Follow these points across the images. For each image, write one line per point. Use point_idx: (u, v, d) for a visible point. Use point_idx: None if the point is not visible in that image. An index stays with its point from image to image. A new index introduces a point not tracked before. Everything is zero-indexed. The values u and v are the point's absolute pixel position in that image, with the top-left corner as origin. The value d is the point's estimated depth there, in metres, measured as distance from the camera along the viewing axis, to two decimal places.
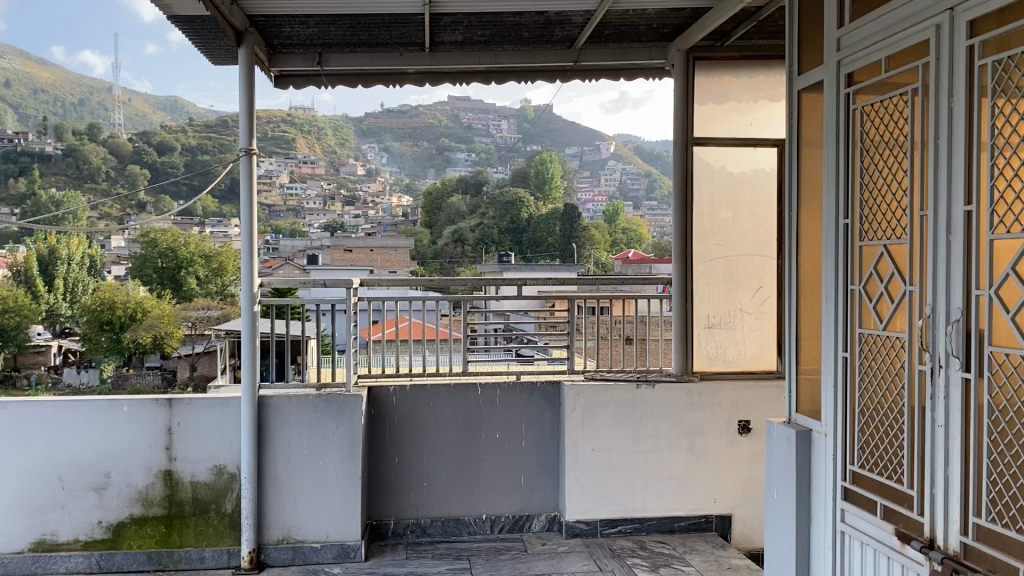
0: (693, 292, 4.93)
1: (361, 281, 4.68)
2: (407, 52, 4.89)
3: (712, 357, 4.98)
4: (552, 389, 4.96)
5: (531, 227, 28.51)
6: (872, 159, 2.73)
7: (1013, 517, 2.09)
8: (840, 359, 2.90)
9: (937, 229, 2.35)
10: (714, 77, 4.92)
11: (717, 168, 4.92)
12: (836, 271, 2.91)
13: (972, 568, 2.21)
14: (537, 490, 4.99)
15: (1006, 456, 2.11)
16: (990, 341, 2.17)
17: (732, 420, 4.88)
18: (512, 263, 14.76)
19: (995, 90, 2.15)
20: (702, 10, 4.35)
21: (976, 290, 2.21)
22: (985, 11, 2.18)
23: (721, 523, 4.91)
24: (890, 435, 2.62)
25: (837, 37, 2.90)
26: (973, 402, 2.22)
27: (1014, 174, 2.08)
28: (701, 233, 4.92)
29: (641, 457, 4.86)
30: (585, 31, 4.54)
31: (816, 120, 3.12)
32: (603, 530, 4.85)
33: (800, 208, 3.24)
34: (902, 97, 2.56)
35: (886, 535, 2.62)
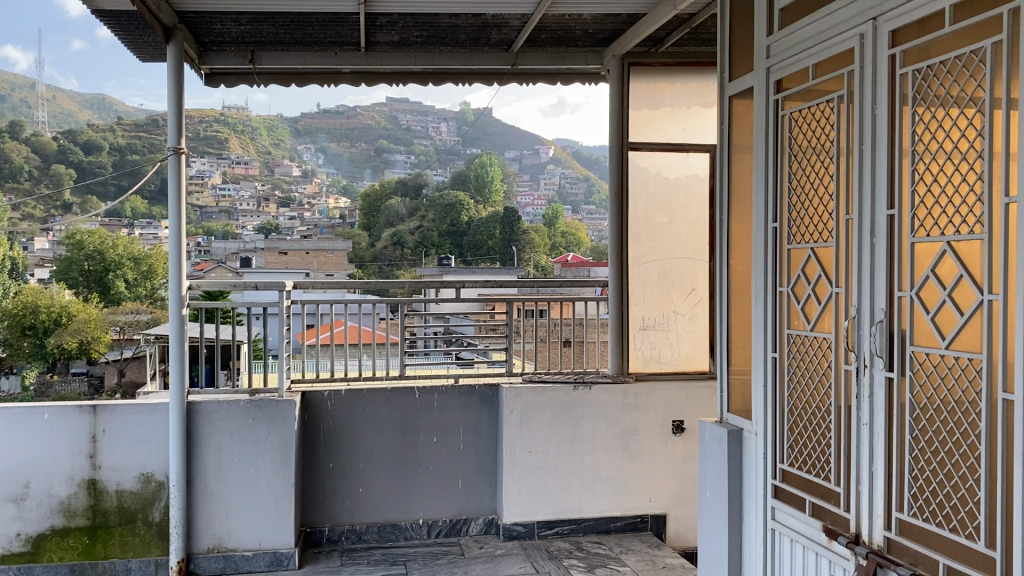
0: (629, 294, 4.98)
1: (295, 284, 4.59)
2: (343, 52, 4.83)
3: (647, 358, 5.03)
4: (490, 391, 4.96)
5: (469, 231, 28.44)
6: (800, 165, 2.80)
7: (934, 512, 2.16)
8: (769, 359, 2.96)
9: (862, 233, 2.42)
10: (649, 83, 4.99)
11: (652, 173, 4.98)
12: (766, 273, 2.98)
13: (895, 561, 2.28)
14: (474, 494, 4.98)
15: (926, 452, 2.18)
16: (911, 341, 2.24)
17: (667, 420, 4.95)
18: (451, 267, 14.63)
19: (915, 98, 2.22)
20: (638, 16, 4.40)
21: (898, 292, 2.28)
22: (906, 21, 2.25)
23: (656, 523, 4.97)
24: (817, 434, 2.68)
25: (766, 44, 2.97)
26: (895, 401, 2.29)
27: (934, 180, 2.15)
28: (636, 236, 4.98)
29: (578, 458, 4.88)
30: (522, 35, 4.56)
31: (746, 126, 3.18)
32: (540, 532, 4.87)
33: (730, 211, 3.30)
34: (829, 104, 2.62)
35: (814, 532, 2.69)
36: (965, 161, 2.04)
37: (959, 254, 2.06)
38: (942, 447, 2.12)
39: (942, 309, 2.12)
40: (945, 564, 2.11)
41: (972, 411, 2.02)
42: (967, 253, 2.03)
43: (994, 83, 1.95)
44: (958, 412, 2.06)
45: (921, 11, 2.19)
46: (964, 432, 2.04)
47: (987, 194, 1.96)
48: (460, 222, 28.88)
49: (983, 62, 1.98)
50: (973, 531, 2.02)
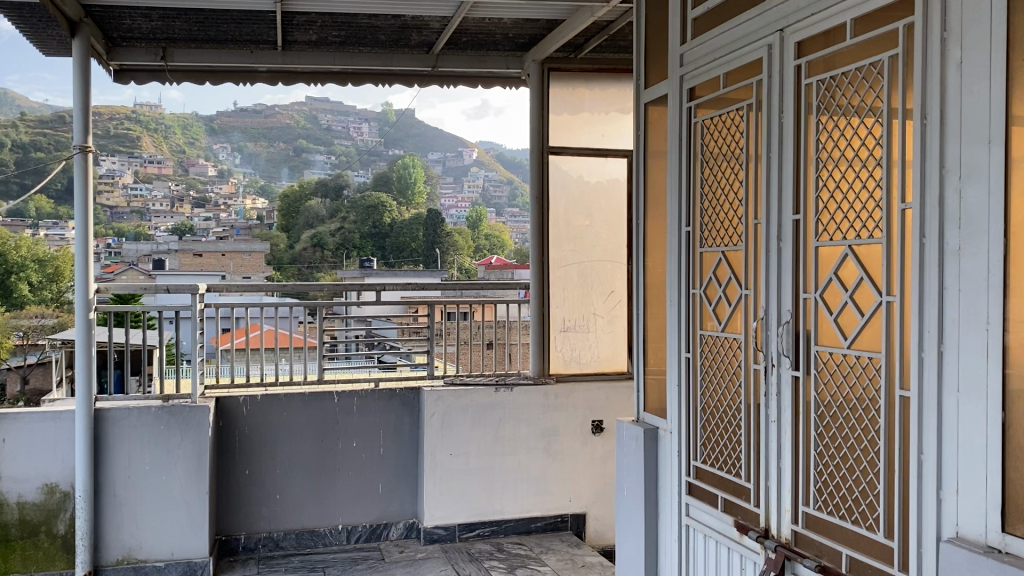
0: (549, 296, 5.03)
1: (210, 287, 4.48)
2: (260, 51, 4.75)
3: (567, 359, 5.09)
4: (411, 395, 4.93)
5: (392, 232, 28.05)
6: (711, 170, 2.88)
7: (836, 505, 2.25)
8: (683, 360, 3.04)
9: (770, 238, 2.51)
10: (569, 88, 5.04)
11: (572, 177, 5.04)
12: (679, 276, 3.06)
13: (801, 553, 2.37)
14: (394, 498, 4.94)
15: (829, 447, 2.27)
16: (816, 341, 2.33)
17: (586, 420, 5.02)
18: (373, 268, 14.33)
19: (819, 107, 2.31)
20: (557, 21, 4.47)
21: (804, 294, 2.38)
22: (811, 33, 2.34)
23: (576, 522, 5.03)
24: (728, 432, 2.77)
25: (680, 53, 3.05)
26: (801, 399, 2.38)
27: (837, 187, 2.25)
28: (557, 239, 5.03)
29: (499, 460, 4.91)
30: (442, 37, 4.56)
31: (661, 132, 3.26)
32: (461, 534, 4.87)
33: (646, 215, 3.38)
34: (738, 112, 2.71)
35: (725, 527, 2.77)
36: (865, 168, 2.14)
37: (859, 257, 2.15)
38: (844, 443, 2.22)
39: (844, 310, 2.21)
40: (848, 555, 2.20)
41: (872, 408, 2.11)
42: (866, 256, 2.13)
43: (891, 94, 2.04)
44: (860, 409, 2.15)
45: (825, 24, 2.28)
46: (865, 428, 2.13)
47: (885, 200, 2.05)
48: (382, 224, 28.45)
49: (881, 74, 2.08)
50: (873, 522, 2.11)
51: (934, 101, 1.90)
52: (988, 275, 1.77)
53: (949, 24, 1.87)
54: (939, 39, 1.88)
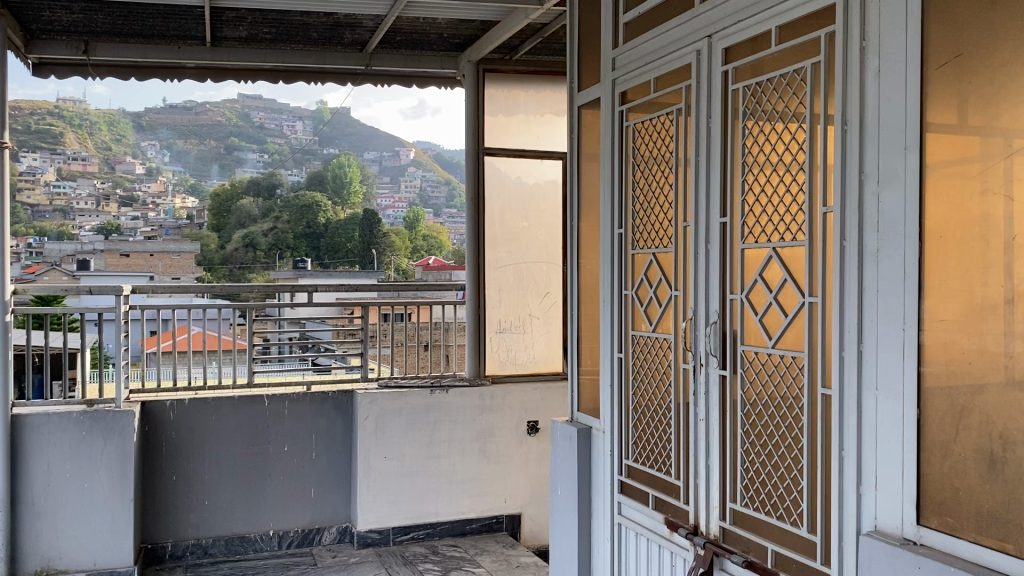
0: (485, 296, 5.03)
1: (136, 288, 4.36)
2: (188, 46, 4.65)
3: (503, 360, 5.09)
4: (344, 398, 4.88)
5: (327, 232, 27.55)
6: (642, 173, 2.92)
7: (762, 501, 2.31)
8: (615, 360, 3.08)
9: (698, 239, 2.56)
10: (505, 90, 5.05)
11: (508, 178, 5.05)
12: (612, 277, 3.09)
13: (729, 549, 2.42)
14: (327, 502, 4.88)
15: (755, 444, 2.33)
16: (742, 341, 2.38)
17: (522, 421, 5.03)
18: (308, 270, 14.10)
19: (745, 112, 2.37)
20: (492, 23, 4.48)
21: (730, 295, 2.43)
22: (739, 40, 2.39)
23: (511, 523, 5.05)
24: (659, 431, 2.81)
25: (612, 57, 3.09)
26: (728, 397, 2.43)
27: (762, 191, 2.30)
28: (492, 241, 5.03)
29: (434, 462, 4.89)
30: (376, 36, 4.53)
31: (594, 135, 3.28)
32: (396, 538, 4.84)
33: (580, 217, 3.41)
34: (668, 116, 2.76)
35: (657, 525, 2.81)
36: (788, 172, 2.19)
37: (783, 260, 2.21)
38: (769, 440, 2.27)
39: (769, 310, 2.27)
40: (773, 550, 2.25)
41: (796, 407, 2.17)
42: (790, 258, 2.19)
43: (814, 101, 2.10)
44: (784, 407, 2.21)
45: (752, 31, 2.33)
46: (789, 426, 2.19)
47: (807, 204, 2.11)
48: (316, 224, 27.79)
49: (804, 81, 2.14)
50: (797, 517, 2.16)
51: (854, 108, 1.96)
52: (904, 276, 1.83)
53: (868, 34, 1.93)
54: (859, 48, 1.95)
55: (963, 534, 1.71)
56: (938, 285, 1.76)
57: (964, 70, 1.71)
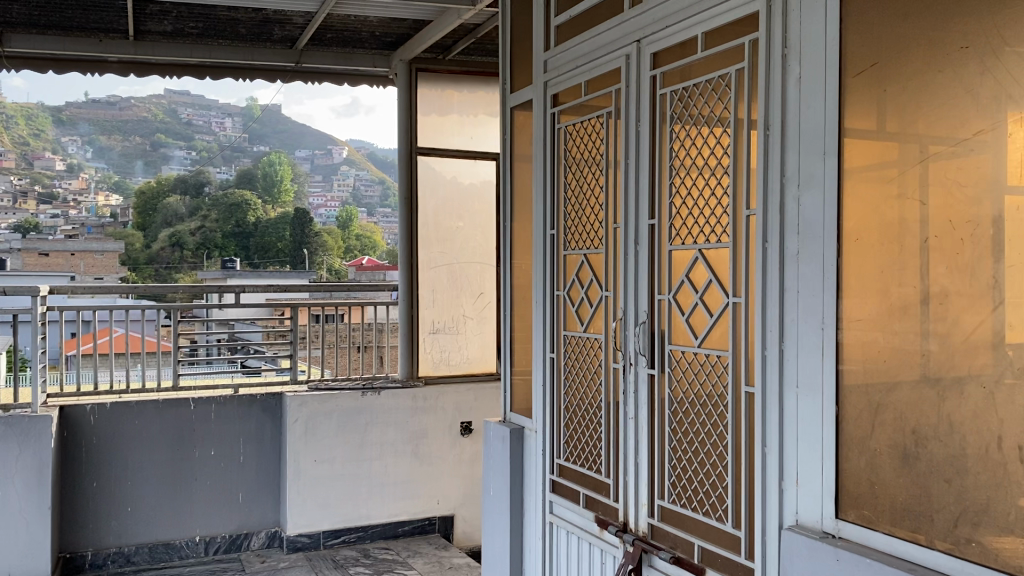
0: (418, 297, 5.00)
1: (54, 288, 4.22)
2: (110, 40, 4.51)
3: (436, 361, 5.07)
4: (274, 400, 4.80)
5: (257, 231, 23.93)
6: (574, 175, 2.95)
7: (688, 497, 2.35)
8: (547, 359, 3.10)
9: (628, 241, 2.60)
10: (437, 90, 5.04)
11: (441, 178, 5.04)
12: (544, 277, 3.11)
13: (657, 546, 2.46)
14: (256, 507, 4.79)
15: (682, 441, 2.37)
16: (670, 340, 2.42)
17: (455, 422, 5.02)
18: (235, 270, 13.77)
19: (673, 117, 2.41)
20: (424, 22, 4.46)
21: (659, 295, 2.47)
22: (668, 45, 2.43)
23: (443, 524, 5.03)
24: (590, 431, 2.84)
25: (544, 59, 3.11)
26: (657, 396, 2.47)
27: (688, 193, 2.35)
28: (425, 241, 5.01)
29: (365, 465, 4.84)
30: (306, 33, 4.47)
31: (525, 136, 3.30)
32: (326, 541, 4.78)
33: (513, 218, 3.42)
34: (598, 119, 2.79)
35: (587, 523, 2.84)
36: (713, 176, 2.24)
37: (709, 261, 2.26)
38: (695, 438, 2.32)
39: (695, 310, 2.31)
40: (699, 547, 2.30)
41: (721, 405, 2.21)
42: (716, 259, 2.23)
43: (738, 106, 2.15)
44: (710, 405, 2.26)
45: (680, 36, 2.37)
46: (714, 423, 2.24)
47: (731, 206, 2.16)
48: (246, 222, 23.94)
49: (729, 87, 2.18)
50: (722, 513, 2.21)
51: (776, 113, 2.01)
52: (823, 277, 1.89)
53: (789, 42, 1.98)
54: (781, 55, 2.00)
55: (879, 526, 1.78)
56: (855, 286, 1.82)
57: (879, 78, 1.77)
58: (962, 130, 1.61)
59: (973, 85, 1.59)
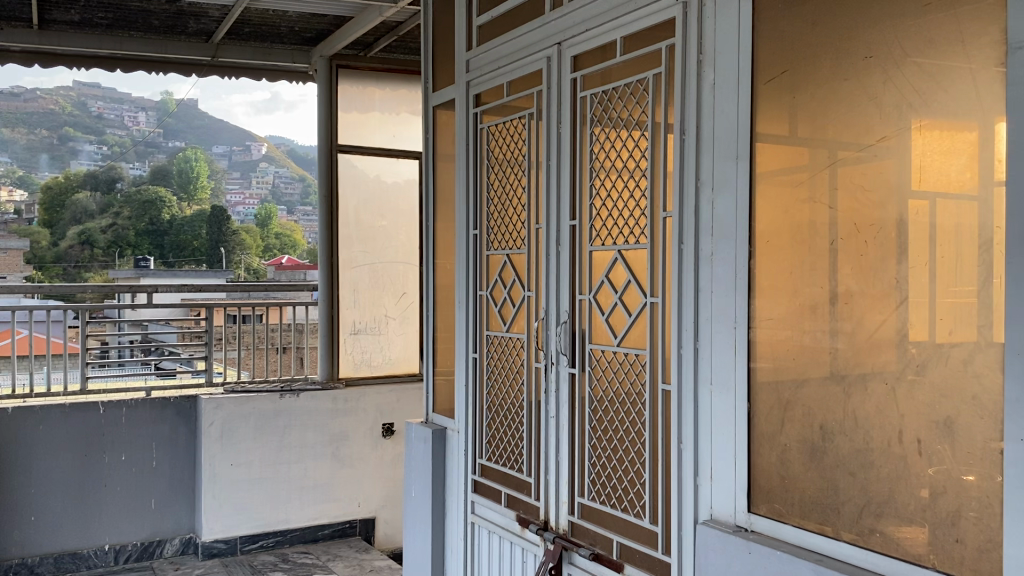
0: (339, 297, 4.94)
1: None
2: (13, 29, 4.32)
3: (357, 362, 5.02)
4: (188, 403, 4.66)
5: (172, 229, 22.59)
6: (496, 175, 2.95)
7: (607, 495, 2.38)
8: (470, 360, 3.10)
9: (549, 241, 2.62)
10: (359, 87, 4.98)
11: (362, 177, 4.98)
12: (466, 277, 3.11)
13: (577, 543, 2.49)
14: (169, 513, 4.65)
15: (602, 439, 2.40)
16: (590, 339, 2.45)
17: (376, 424, 4.97)
18: (148, 270, 13.30)
19: (593, 119, 2.44)
20: (345, 19, 4.41)
21: (580, 295, 2.50)
22: (588, 48, 2.46)
23: (365, 527, 4.98)
24: (511, 431, 2.85)
25: (466, 59, 3.11)
26: (577, 394, 2.50)
27: (608, 195, 2.38)
28: (346, 240, 4.95)
29: (283, 468, 4.75)
30: (222, 27, 4.37)
31: (448, 136, 3.30)
32: (243, 547, 4.68)
33: (436, 217, 3.40)
34: (520, 120, 2.80)
35: (509, 522, 2.85)
36: (631, 178, 2.28)
37: (628, 261, 2.29)
38: (614, 436, 2.35)
39: (614, 310, 2.35)
40: (618, 543, 2.33)
41: (639, 403, 2.25)
42: (634, 260, 2.27)
43: (655, 110, 2.19)
44: (629, 403, 2.29)
45: (600, 39, 2.41)
46: (632, 420, 2.27)
47: (649, 209, 2.20)
48: (160, 221, 22.50)
49: (647, 91, 2.22)
50: (640, 509, 2.25)
51: (692, 118, 2.06)
52: (736, 277, 1.95)
53: (704, 49, 2.04)
54: (696, 61, 2.05)
55: (788, 519, 1.84)
56: (767, 286, 1.88)
57: (790, 85, 1.83)
58: (868, 137, 1.67)
59: (877, 93, 1.66)
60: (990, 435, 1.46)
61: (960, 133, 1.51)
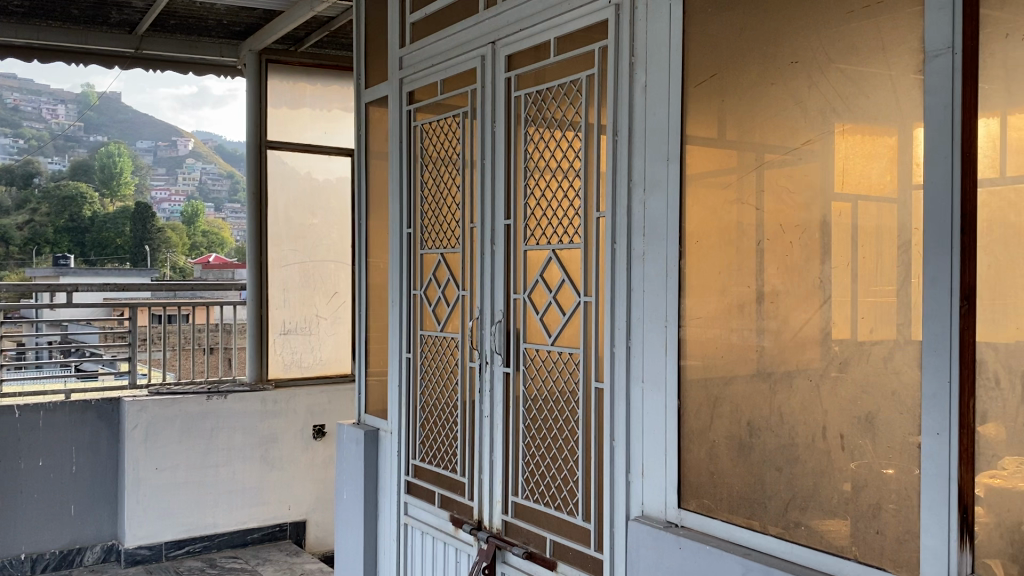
0: (267, 296, 4.86)
1: None
2: None
3: (287, 364, 4.94)
4: (110, 406, 4.52)
5: (93, 227, 21.64)
6: (431, 173, 2.94)
7: (541, 493, 2.39)
8: (403, 360, 3.07)
9: (484, 240, 2.62)
10: (289, 83, 4.90)
11: (292, 174, 4.90)
12: (400, 276, 3.08)
13: (510, 542, 2.49)
14: (90, 520, 4.49)
15: (536, 437, 2.41)
16: (524, 338, 2.45)
17: (307, 425, 4.89)
18: (67, 269, 12.82)
19: (527, 119, 2.44)
20: (275, 13, 4.33)
21: (514, 294, 2.50)
22: (522, 47, 2.46)
23: (295, 530, 4.90)
24: (445, 431, 2.84)
25: (399, 56, 3.09)
26: (511, 393, 2.51)
27: (542, 194, 2.39)
28: (276, 238, 4.87)
29: (211, 472, 4.64)
30: (147, 18, 4.25)
31: (380, 133, 3.26)
32: (168, 553, 4.55)
33: (368, 216, 3.37)
34: (454, 119, 2.79)
35: (442, 522, 2.84)
36: (565, 178, 2.29)
37: (562, 261, 2.30)
38: (548, 434, 2.36)
39: (548, 309, 2.36)
40: (552, 541, 2.34)
41: (573, 402, 2.26)
42: (568, 260, 2.28)
43: (589, 110, 2.21)
44: (562, 402, 2.30)
45: (534, 39, 2.41)
46: (566, 419, 2.29)
47: (583, 208, 2.22)
48: (82, 216, 21.45)
49: (580, 92, 2.24)
50: (573, 507, 2.26)
51: (624, 119, 2.09)
52: (667, 276, 1.98)
53: (636, 51, 2.06)
54: (628, 63, 2.08)
55: (717, 514, 1.88)
56: (697, 285, 1.92)
57: (719, 88, 1.87)
58: (793, 140, 1.71)
59: (802, 98, 1.70)
60: (909, 430, 1.51)
61: (880, 138, 1.56)
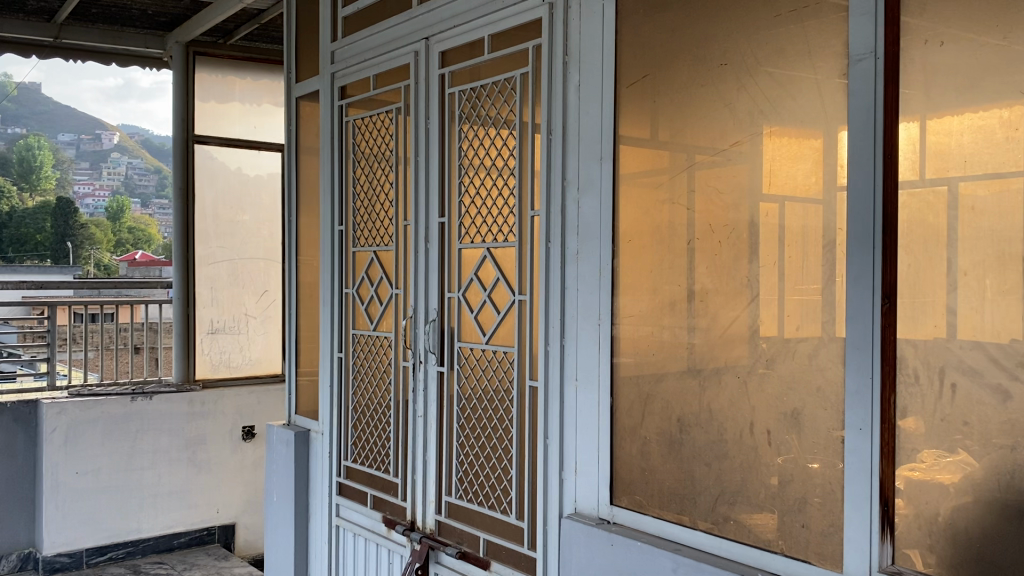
0: (194, 295, 4.74)
1: None
2: None
3: (215, 364, 4.83)
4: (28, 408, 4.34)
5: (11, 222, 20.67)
6: (363, 170, 2.90)
7: (475, 492, 2.38)
8: (335, 359, 3.02)
9: (417, 238, 2.60)
10: (217, 76, 4.78)
11: (220, 170, 4.79)
12: (332, 275, 3.03)
13: (444, 542, 2.48)
14: (4, 527, 4.29)
15: (470, 436, 2.40)
16: (459, 337, 2.44)
17: (236, 426, 4.79)
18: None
19: (461, 116, 2.43)
20: (202, 4, 4.23)
21: (448, 293, 2.48)
22: (456, 44, 2.45)
23: (224, 533, 4.79)
24: (378, 430, 2.80)
25: (331, 50, 3.04)
26: (445, 392, 2.49)
27: (476, 192, 2.38)
28: (203, 235, 4.75)
29: (135, 475, 4.50)
30: (67, 6, 4.10)
31: (311, 128, 3.21)
32: (89, 559, 4.38)
33: (298, 213, 3.30)
34: (388, 115, 2.76)
35: (375, 524, 2.81)
36: (499, 176, 2.29)
37: (496, 259, 2.30)
38: (481, 433, 2.35)
39: (482, 308, 2.35)
40: (485, 540, 2.33)
41: (507, 400, 2.26)
42: (502, 258, 2.28)
43: (522, 109, 2.21)
44: (496, 401, 2.30)
45: (468, 36, 2.40)
46: (500, 418, 2.28)
47: (517, 207, 2.21)
48: None
49: (514, 90, 2.23)
50: (506, 505, 2.26)
51: (558, 118, 2.09)
52: (600, 275, 1.99)
53: (570, 50, 2.07)
54: (562, 63, 2.08)
55: (648, 510, 1.90)
56: (629, 284, 1.93)
57: (651, 89, 1.89)
58: (721, 142, 1.74)
59: (732, 99, 1.73)
60: (832, 425, 1.55)
61: (806, 140, 1.59)
